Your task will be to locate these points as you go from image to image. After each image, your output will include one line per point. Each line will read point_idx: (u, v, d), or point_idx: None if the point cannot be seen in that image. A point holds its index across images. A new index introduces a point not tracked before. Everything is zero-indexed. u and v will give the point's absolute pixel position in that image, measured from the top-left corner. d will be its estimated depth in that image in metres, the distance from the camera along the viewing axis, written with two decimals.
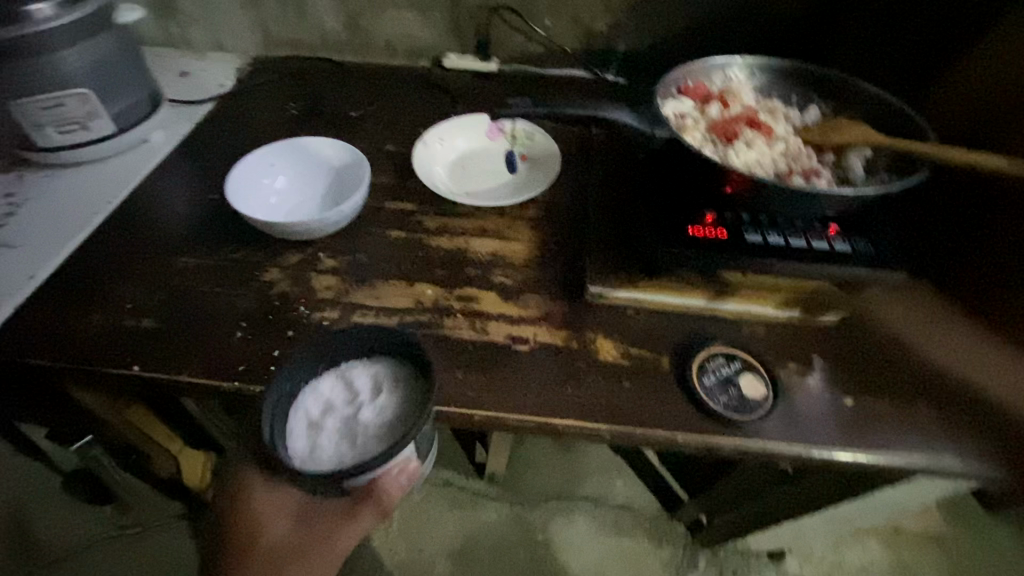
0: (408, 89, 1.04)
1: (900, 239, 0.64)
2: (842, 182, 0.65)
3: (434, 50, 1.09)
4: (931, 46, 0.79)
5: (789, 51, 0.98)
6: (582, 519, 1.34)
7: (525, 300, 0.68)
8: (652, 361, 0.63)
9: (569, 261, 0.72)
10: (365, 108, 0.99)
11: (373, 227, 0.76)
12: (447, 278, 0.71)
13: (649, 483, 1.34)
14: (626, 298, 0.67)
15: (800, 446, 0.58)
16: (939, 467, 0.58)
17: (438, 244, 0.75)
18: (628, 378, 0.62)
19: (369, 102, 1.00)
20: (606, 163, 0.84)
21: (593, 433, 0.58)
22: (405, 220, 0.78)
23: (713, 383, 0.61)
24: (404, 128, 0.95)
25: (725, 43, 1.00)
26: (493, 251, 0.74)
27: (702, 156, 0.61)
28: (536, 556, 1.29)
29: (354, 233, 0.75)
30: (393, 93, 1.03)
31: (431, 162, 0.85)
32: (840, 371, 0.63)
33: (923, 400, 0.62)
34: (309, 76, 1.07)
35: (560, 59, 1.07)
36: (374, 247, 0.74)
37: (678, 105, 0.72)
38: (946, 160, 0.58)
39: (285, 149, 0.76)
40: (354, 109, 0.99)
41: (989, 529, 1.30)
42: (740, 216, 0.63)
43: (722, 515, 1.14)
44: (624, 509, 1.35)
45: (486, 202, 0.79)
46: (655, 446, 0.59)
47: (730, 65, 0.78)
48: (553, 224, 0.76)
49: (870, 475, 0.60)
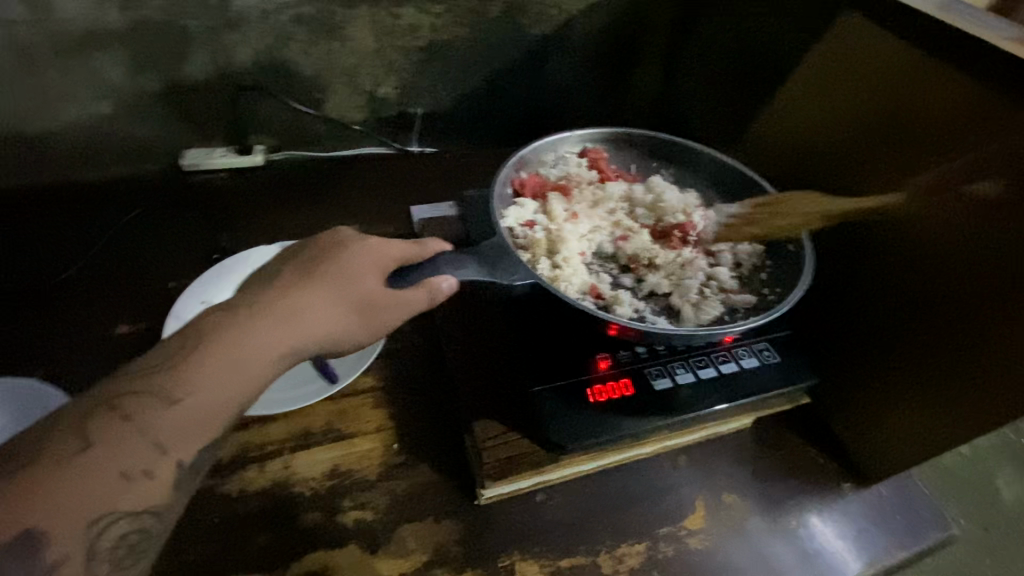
0: (155, 62, 0.69)
1: (641, 411, 0.50)
2: (621, 444, 0.51)
3: (237, 112, 0.76)
4: (866, 281, 0.54)
5: (643, 153, 0.67)
6: (338, 111, 0.80)
7: (403, 534, 0.49)
8: (598, 538, 0.50)
9: (442, 451, 0.54)
10: (131, 250, 0.67)
11: (35, 478, 0.30)
12: (278, 544, 0.47)
13: (331, 135, 0.82)
14: (529, 484, 0.52)
15: (658, 543, 0.51)
16: (747, 542, 0.52)
17: (256, 485, 0.50)
18: (558, 559, 0.49)
19: (130, 212, 0.72)
20: (479, 312, 0.59)
21: (622, 556, 0.49)
22: (116, 415, 0.33)
23: (661, 545, 0.51)
24: (204, 245, 0.69)
25: (619, 134, 0.67)
26: (335, 466, 0.52)
27: (610, 441, 0.49)
28: (320, 148, 0.82)
29: (1, 521, 0.29)
30: (187, 187, 0.75)
31: (456, 269, 0.47)
32: (695, 456, 0.57)
33: (492, 514, 0.51)
34: (26, 205, 0.71)
35: (427, 57, 0.78)
36: (46, 515, 0.30)
37: (521, 210, 0.59)
38: (644, 476, 0.55)
39: None
40: (117, 213, 0.72)
41: (384, 25, 0.74)
42: (501, 547, 0.49)
43: (473, 168, 0.84)
44: (308, 123, 0.80)
45: (289, 404, 0.53)
46: (672, 538, 0.51)
47: (558, 144, 0.65)
48: (409, 407, 0.56)
49: (735, 509, 0.54)
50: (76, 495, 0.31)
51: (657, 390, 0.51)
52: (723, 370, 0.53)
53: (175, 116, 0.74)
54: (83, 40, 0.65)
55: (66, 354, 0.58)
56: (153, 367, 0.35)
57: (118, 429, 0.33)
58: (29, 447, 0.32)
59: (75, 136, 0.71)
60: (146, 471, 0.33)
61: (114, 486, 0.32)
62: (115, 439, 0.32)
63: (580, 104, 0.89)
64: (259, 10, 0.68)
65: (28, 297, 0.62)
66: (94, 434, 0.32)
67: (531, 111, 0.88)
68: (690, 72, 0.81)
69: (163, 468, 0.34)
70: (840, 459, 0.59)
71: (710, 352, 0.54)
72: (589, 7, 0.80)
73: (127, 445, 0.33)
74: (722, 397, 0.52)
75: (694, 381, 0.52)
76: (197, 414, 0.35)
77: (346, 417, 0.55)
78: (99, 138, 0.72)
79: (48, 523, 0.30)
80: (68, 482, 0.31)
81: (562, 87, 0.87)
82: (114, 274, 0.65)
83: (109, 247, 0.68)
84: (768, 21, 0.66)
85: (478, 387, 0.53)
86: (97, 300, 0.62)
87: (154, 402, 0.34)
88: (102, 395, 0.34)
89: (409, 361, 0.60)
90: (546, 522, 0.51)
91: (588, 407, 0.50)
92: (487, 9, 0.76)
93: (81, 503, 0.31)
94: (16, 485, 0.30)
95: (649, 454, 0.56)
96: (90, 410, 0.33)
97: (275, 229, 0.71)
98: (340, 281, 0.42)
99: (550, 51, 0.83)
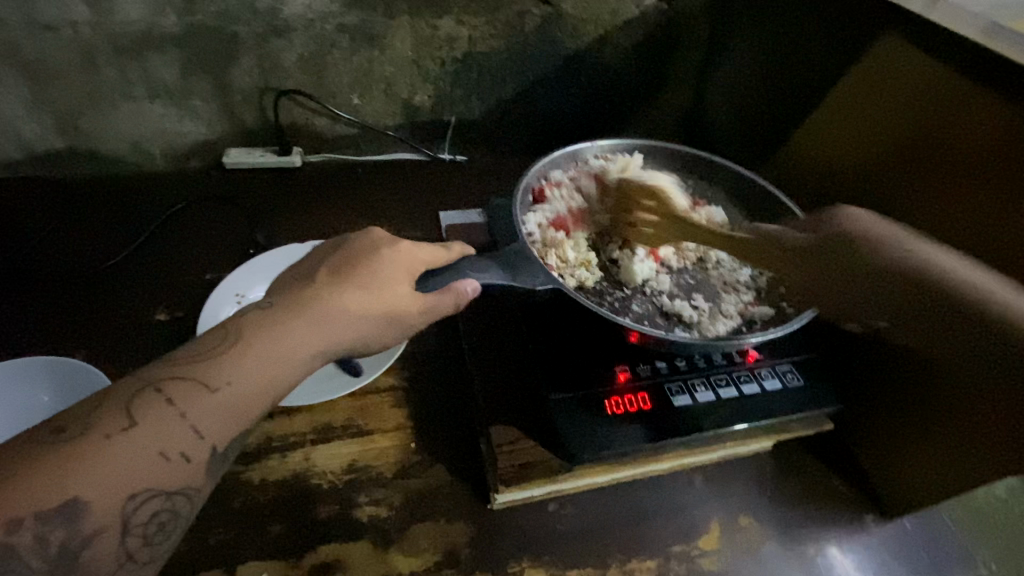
0: (206, 63, 0.72)
1: (658, 426, 0.50)
2: (636, 459, 0.51)
3: (278, 115, 0.78)
4: None
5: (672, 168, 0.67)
6: (374, 117, 0.82)
7: (416, 533, 0.49)
8: (609, 552, 0.50)
9: (456, 453, 0.54)
10: (173, 241, 0.71)
11: (82, 451, 0.32)
12: (293, 534, 0.48)
13: (366, 139, 0.84)
14: (541, 492, 0.52)
15: (671, 561, 0.50)
16: (761, 567, 0.51)
17: (276, 476, 0.51)
18: (567, 570, 0.48)
19: (174, 205, 0.75)
20: (499, 320, 0.60)
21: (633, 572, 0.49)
22: (161, 398, 0.35)
23: (673, 565, 0.50)
24: (241, 241, 0.72)
25: (646, 147, 0.67)
26: (353, 462, 0.53)
27: (626, 455, 0.49)
28: (355, 152, 0.85)
29: (47, 487, 0.31)
30: (229, 184, 0.78)
31: (481, 271, 0.49)
32: (712, 476, 0.56)
33: (504, 520, 0.51)
34: (81, 195, 0.75)
35: (463, 68, 0.80)
36: (78, 466, 0.32)
37: (541, 214, 0.60)
38: (658, 493, 0.54)
39: (23, 378, 0.53)
40: (163, 206, 0.75)
41: (423, 34, 0.76)
42: (512, 552, 0.49)
43: (502, 177, 0.85)
44: (345, 128, 0.82)
45: (301, 396, 0.54)
46: (684, 557, 0.51)
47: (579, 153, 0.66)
48: (427, 410, 0.57)
49: (750, 533, 0.53)
50: (118, 468, 0.32)
51: (676, 407, 0.51)
52: (745, 391, 0.52)
53: (221, 117, 0.77)
54: (142, 42, 0.69)
55: (106, 337, 0.60)
56: (194, 356, 0.37)
57: (163, 411, 0.35)
58: (78, 420, 0.33)
59: (128, 132, 0.75)
60: (181, 459, 0.35)
61: (154, 466, 0.34)
62: (159, 419, 0.34)
63: (610, 118, 0.90)
64: (307, 18, 0.71)
65: (77, 281, 0.65)
66: (138, 414, 0.34)
67: (561, 123, 0.89)
68: (724, 91, 0.81)
69: (197, 451, 0.35)
70: (864, 490, 0.57)
71: (733, 371, 0.54)
72: (624, 23, 0.81)
73: (168, 426, 0.35)
74: (743, 417, 0.51)
75: (713, 399, 0.52)
76: (236, 403, 0.37)
77: (365, 414, 0.56)
78: (151, 135, 0.76)
79: (81, 474, 0.32)
80: (114, 458, 0.32)
81: (594, 102, 0.88)
82: (156, 264, 0.68)
83: (153, 238, 0.71)
84: (806, 41, 0.66)
85: (497, 392, 0.54)
86: (141, 288, 0.65)
87: (197, 389, 0.36)
88: (148, 378, 0.36)
89: (430, 363, 0.61)
90: (558, 531, 0.51)
91: (606, 419, 0.50)
92: (524, 23, 0.78)
93: (123, 480, 0.33)
94: (64, 456, 0.32)
95: (663, 471, 0.56)
96: (135, 392, 0.35)
97: (308, 228, 0.74)
98: (362, 269, 0.45)
99: (584, 66, 0.84)
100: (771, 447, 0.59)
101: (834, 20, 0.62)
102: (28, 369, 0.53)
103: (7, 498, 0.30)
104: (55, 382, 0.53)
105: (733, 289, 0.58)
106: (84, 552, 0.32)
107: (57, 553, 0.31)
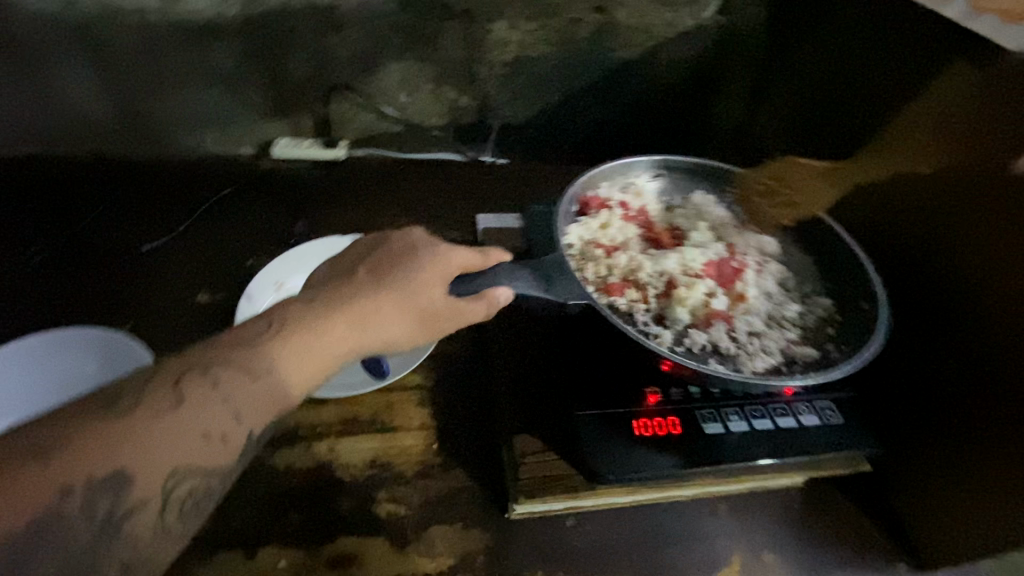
0: (263, 54, 0.74)
1: (686, 452, 0.48)
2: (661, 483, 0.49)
3: (328, 107, 0.80)
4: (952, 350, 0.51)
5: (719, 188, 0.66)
6: (420, 114, 0.83)
7: (432, 535, 0.49)
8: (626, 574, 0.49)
9: (478, 458, 0.54)
10: (221, 224, 0.73)
11: (128, 425, 0.33)
12: (313, 524, 0.49)
13: (411, 137, 0.85)
14: (561, 507, 0.51)
15: None
16: None
17: (301, 464, 0.52)
18: None
19: (223, 189, 0.78)
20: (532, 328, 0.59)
21: None
22: (207, 379, 0.36)
23: None
24: (284, 229, 0.73)
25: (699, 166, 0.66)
26: (376, 458, 0.53)
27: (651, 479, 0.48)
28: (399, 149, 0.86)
29: (93, 459, 0.32)
30: (276, 172, 0.80)
31: (514, 280, 0.49)
32: (737, 507, 0.55)
33: (521, 531, 0.50)
34: (139, 173, 0.78)
35: (511, 71, 0.80)
36: (123, 440, 0.33)
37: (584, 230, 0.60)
38: (680, 519, 0.53)
39: (80, 347, 0.55)
40: (213, 189, 0.78)
41: (474, 35, 0.76)
42: (526, 564, 0.49)
43: (542, 182, 0.85)
44: (391, 124, 0.83)
45: (332, 388, 0.55)
46: None
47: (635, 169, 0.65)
48: (452, 412, 0.57)
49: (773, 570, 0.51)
50: (160, 445, 0.34)
51: (707, 434, 0.49)
52: (780, 424, 0.51)
53: (274, 106, 0.79)
54: (205, 31, 0.71)
55: (152, 313, 0.63)
56: (240, 340, 0.38)
57: (207, 392, 0.36)
58: (127, 393, 0.34)
59: (185, 116, 0.78)
60: (220, 441, 0.36)
61: (194, 447, 0.35)
62: (204, 401, 0.35)
63: (656, 129, 0.88)
64: (362, 14, 0.73)
65: (129, 257, 0.68)
66: (184, 393, 0.35)
67: (605, 131, 0.88)
68: (777, 110, 0.79)
69: (234, 435, 0.37)
70: (899, 538, 0.55)
71: (769, 403, 0.52)
72: (678, 35, 0.79)
73: (210, 407, 0.35)
74: (776, 452, 0.49)
75: (745, 429, 0.50)
76: (275, 391, 0.38)
77: (391, 411, 0.56)
78: (205, 120, 0.79)
79: (125, 448, 0.33)
80: (158, 436, 0.34)
81: (641, 113, 0.86)
82: (202, 246, 0.70)
83: (201, 219, 0.73)
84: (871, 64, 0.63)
85: (524, 402, 0.53)
86: (187, 267, 0.68)
87: (239, 374, 0.37)
88: (196, 357, 0.37)
89: (459, 365, 0.61)
90: (574, 547, 0.50)
91: (632, 440, 0.49)
92: (576, 30, 0.77)
93: (163, 458, 0.34)
94: (112, 428, 0.33)
95: (687, 497, 0.54)
96: (183, 370, 0.36)
97: (348, 221, 0.75)
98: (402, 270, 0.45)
99: (634, 76, 0.82)
100: (801, 483, 0.57)
101: (903, 44, 0.59)
102: (83, 339, 0.56)
103: (56, 468, 0.31)
104: (103, 353, 0.55)
105: (778, 325, 0.56)
106: (125, 526, 0.33)
107: (101, 525, 0.32)
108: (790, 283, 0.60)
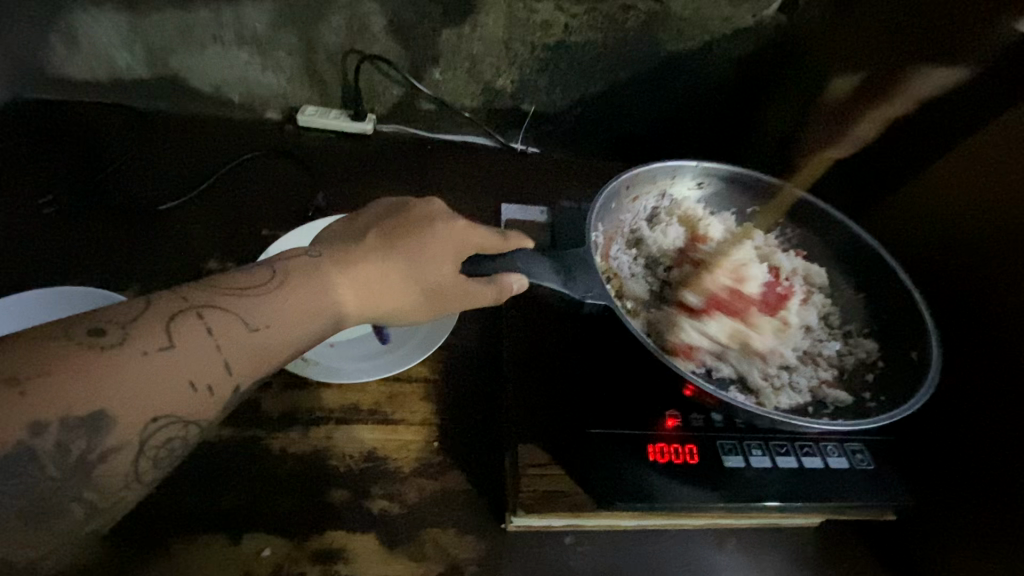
0: (296, 16, 0.71)
1: (701, 483, 0.45)
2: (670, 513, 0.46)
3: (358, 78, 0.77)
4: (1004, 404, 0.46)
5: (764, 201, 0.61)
6: (452, 93, 0.79)
7: (424, 538, 0.47)
8: None
9: (479, 463, 0.52)
10: (238, 190, 0.71)
11: (117, 360, 0.34)
12: (302, 513, 0.47)
13: (441, 116, 0.81)
14: (560, 524, 0.49)
15: None
16: None
17: (296, 450, 0.50)
18: None
19: (244, 154, 0.75)
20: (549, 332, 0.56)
21: None
22: (200, 323, 0.37)
23: None
24: (302, 201, 0.71)
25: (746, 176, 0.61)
26: (373, 451, 0.51)
27: (663, 506, 0.45)
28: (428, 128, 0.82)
29: (77, 396, 0.32)
30: (299, 141, 0.78)
31: (531, 269, 0.45)
32: (747, 543, 0.51)
33: (517, 544, 0.48)
34: (162, 129, 0.76)
35: (552, 57, 0.76)
36: (109, 377, 0.33)
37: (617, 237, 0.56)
38: (685, 549, 0.50)
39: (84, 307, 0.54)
40: (234, 153, 0.75)
41: (518, 15, 0.72)
42: None
43: (572, 176, 0.81)
44: (421, 101, 0.80)
45: (333, 373, 0.53)
46: None
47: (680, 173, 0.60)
48: (457, 411, 0.55)
49: None
50: (147, 386, 0.34)
51: (726, 467, 0.46)
52: (806, 464, 0.47)
53: (302, 72, 0.76)
54: None
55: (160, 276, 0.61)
56: (233, 294, 0.39)
57: (197, 335, 0.36)
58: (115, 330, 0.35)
59: (212, 74, 0.75)
60: (203, 391, 0.36)
61: (180, 392, 0.35)
62: (192, 345, 0.36)
63: (699, 131, 0.83)
64: None
65: (142, 214, 0.66)
66: (175, 335, 0.36)
67: (645, 128, 0.83)
68: None
69: (221, 387, 0.37)
70: None
71: (795, 440, 0.48)
72: (734, 32, 0.74)
73: (200, 350, 0.36)
74: (798, 492, 0.46)
75: (768, 465, 0.47)
76: (265, 347, 0.38)
77: (394, 403, 0.54)
78: (231, 80, 0.76)
79: (110, 392, 0.33)
80: (146, 374, 0.34)
81: (685, 112, 0.81)
82: (217, 211, 0.68)
83: (219, 183, 0.71)
84: None
85: (533, 410, 0.50)
86: (200, 232, 0.66)
87: (234, 323, 0.38)
88: (190, 300, 0.38)
89: (468, 362, 0.58)
90: (570, 568, 0.48)
91: (644, 464, 0.46)
92: (626, 18, 0.73)
93: (146, 402, 0.34)
94: (98, 365, 0.33)
95: (695, 527, 0.51)
96: (177, 311, 0.37)
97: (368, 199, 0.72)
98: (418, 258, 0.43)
99: (682, 72, 0.77)
100: (819, 525, 0.53)
101: None
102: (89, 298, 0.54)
103: (37, 394, 0.32)
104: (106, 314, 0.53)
105: (811, 362, 0.53)
106: (104, 453, 0.34)
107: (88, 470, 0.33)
108: (832, 319, 0.57)
